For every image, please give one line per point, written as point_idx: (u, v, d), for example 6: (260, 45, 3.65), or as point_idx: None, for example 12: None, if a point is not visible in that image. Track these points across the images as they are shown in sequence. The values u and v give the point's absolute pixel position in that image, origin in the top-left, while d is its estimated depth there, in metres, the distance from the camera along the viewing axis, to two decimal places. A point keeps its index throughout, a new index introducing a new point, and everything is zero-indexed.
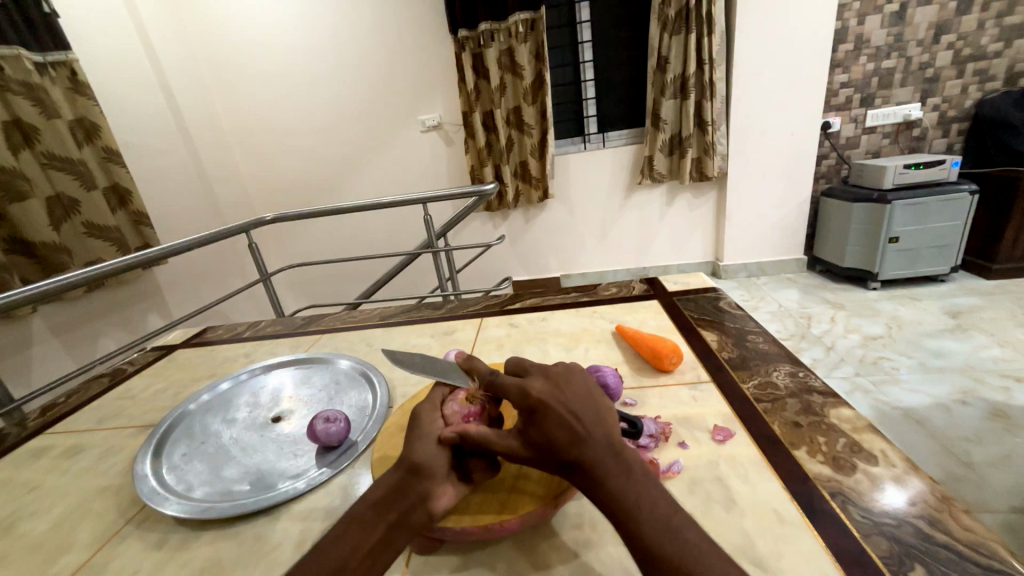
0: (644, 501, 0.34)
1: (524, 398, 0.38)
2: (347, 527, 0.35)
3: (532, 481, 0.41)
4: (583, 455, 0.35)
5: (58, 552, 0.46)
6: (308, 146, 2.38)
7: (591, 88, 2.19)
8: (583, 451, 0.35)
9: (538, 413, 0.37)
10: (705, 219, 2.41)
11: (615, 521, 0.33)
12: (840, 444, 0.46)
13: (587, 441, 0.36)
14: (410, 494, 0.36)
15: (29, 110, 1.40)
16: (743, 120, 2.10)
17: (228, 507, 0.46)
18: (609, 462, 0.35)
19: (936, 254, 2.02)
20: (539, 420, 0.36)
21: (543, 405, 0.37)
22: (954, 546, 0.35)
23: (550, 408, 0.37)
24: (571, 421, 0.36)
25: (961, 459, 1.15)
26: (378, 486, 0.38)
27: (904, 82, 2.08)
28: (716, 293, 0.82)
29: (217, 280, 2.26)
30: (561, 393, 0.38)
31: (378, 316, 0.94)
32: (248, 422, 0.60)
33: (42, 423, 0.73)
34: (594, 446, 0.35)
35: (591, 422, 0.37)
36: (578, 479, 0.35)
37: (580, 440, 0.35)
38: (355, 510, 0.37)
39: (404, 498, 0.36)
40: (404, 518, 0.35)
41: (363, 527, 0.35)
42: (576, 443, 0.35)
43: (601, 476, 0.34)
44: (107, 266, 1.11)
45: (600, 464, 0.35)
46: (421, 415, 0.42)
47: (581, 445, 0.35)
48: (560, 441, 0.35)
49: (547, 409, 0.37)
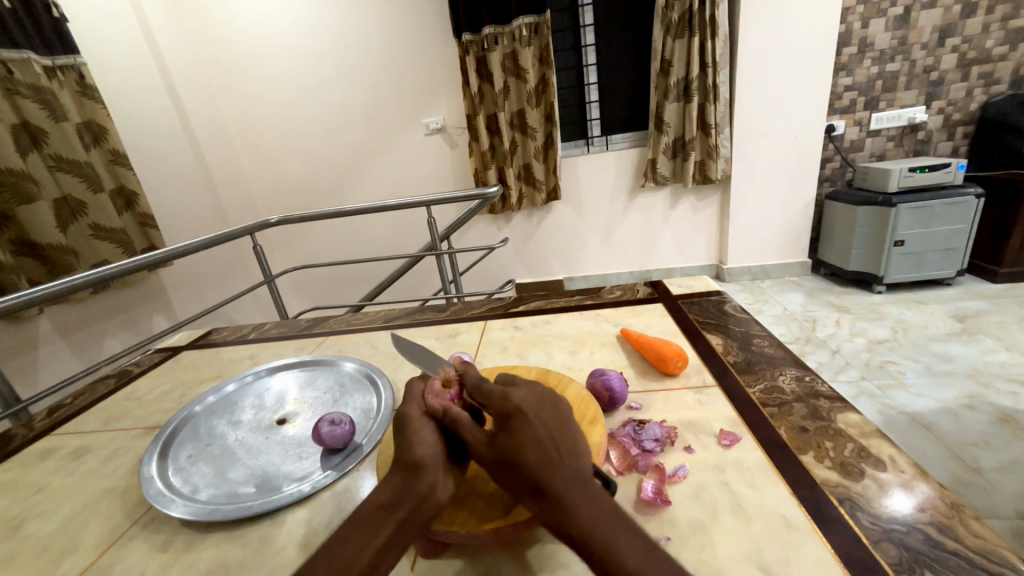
0: (612, 528, 0.32)
1: (502, 412, 0.39)
2: (353, 530, 0.35)
3: None
4: (551, 477, 0.34)
5: (64, 553, 0.46)
6: (312, 149, 2.39)
7: (595, 91, 2.20)
8: (551, 474, 0.34)
9: (510, 429, 0.37)
10: (708, 222, 2.41)
11: (584, 554, 0.32)
12: (848, 450, 0.45)
13: (556, 464, 0.35)
14: (413, 493, 0.36)
15: (38, 113, 1.42)
16: (747, 123, 2.10)
17: (233, 509, 0.46)
18: (578, 490, 0.34)
19: (941, 257, 2.01)
20: (511, 437, 0.36)
21: (517, 421, 0.37)
22: (964, 553, 0.34)
23: (523, 425, 0.37)
24: (543, 440, 0.36)
25: (969, 465, 1.13)
26: (383, 487, 0.37)
27: (908, 85, 2.08)
28: (720, 296, 0.82)
29: (222, 282, 2.27)
30: (536, 412, 0.38)
31: (382, 319, 0.94)
32: (254, 425, 0.60)
33: (49, 423, 0.74)
34: (562, 470, 0.35)
35: (562, 445, 0.36)
36: (542, 505, 0.34)
37: (550, 462, 0.35)
38: (361, 511, 0.36)
39: (409, 498, 0.36)
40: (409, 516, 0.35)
41: (369, 528, 0.35)
42: (544, 465, 0.35)
43: (566, 501, 0.33)
44: (114, 268, 1.12)
45: (568, 490, 0.33)
46: (412, 412, 0.41)
47: (550, 467, 0.35)
48: (529, 460, 0.35)
49: (520, 425, 0.37)
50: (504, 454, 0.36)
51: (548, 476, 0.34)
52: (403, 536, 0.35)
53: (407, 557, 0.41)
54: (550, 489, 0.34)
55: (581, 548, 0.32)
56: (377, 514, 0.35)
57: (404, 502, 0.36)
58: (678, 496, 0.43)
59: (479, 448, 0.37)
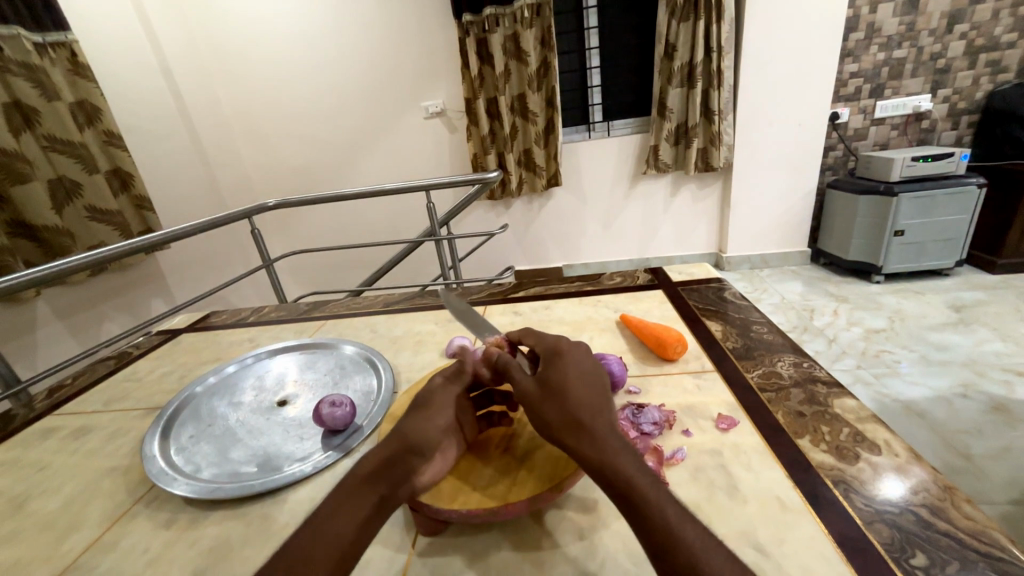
0: (647, 474, 0.35)
1: (555, 362, 0.44)
2: (339, 503, 0.37)
3: (539, 467, 0.42)
4: (592, 420, 0.38)
5: (69, 530, 0.47)
6: (309, 132, 2.36)
7: (597, 75, 2.16)
8: (593, 417, 0.38)
9: (559, 372, 0.42)
10: (709, 210, 2.40)
11: (612, 487, 0.34)
12: (843, 434, 0.46)
13: (597, 411, 0.39)
14: (395, 471, 0.39)
15: (30, 92, 1.39)
16: (752, 110, 2.07)
17: (235, 488, 0.46)
18: (613, 435, 0.37)
19: (941, 248, 2.01)
20: (559, 380, 0.41)
21: (566, 369, 0.42)
22: (954, 534, 0.35)
23: (575, 374, 0.42)
24: (583, 386, 0.41)
25: (960, 451, 1.15)
26: (370, 460, 0.39)
27: (915, 72, 2.05)
28: (720, 283, 0.82)
29: (220, 265, 2.26)
30: (581, 364, 0.43)
31: (382, 303, 0.94)
32: (255, 405, 0.60)
33: (49, 404, 0.74)
34: (603, 415, 0.38)
35: (600, 392, 0.41)
36: (575, 436, 0.37)
37: (600, 412, 0.38)
38: (346, 485, 0.38)
39: (394, 476, 0.38)
40: (391, 494, 0.38)
41: (354, 501, 0.36)
42: (589, 408, 0.38)
43: (603, 443, 0.36)
44: (111, 250, 1.11)
45: (609, 432, 0.37)
46: (436, 398, 0.45)
47: (591, 409, 0.38)
48: (575, 400, 0.39)
49: (565, 371, 0.43)
50: (550, 391, 0.40)
51: (589, 417, 0.38)
52: (381, 511, 0.37)
53: (409, 527, 0.42)
54: (590, 428, 0.37)
55: (617, 492, 0.34)
56: (361, 489, 0.37)
57: (386, 483, 0.38)
58: (676, 477, 0.43)
59: (527, 388, 0.42)
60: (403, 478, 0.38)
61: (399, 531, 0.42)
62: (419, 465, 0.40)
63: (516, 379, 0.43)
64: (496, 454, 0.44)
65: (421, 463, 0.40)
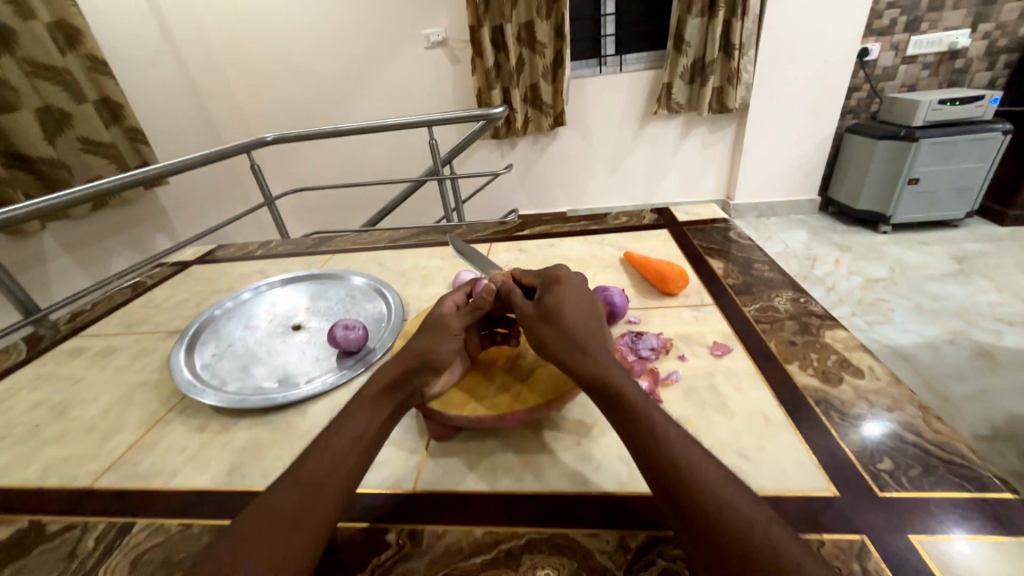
0: (635, 387, 0.37)
1: (554, 287, 0.46)
2: (356, 406, 0.40)
3: (541, 381, 0.45)
4: (587, 339, 0.40)
5: (111, 432, 0.51)
6: (304, 62, 2.23)
7: (611, 1, 2.00)
8: (586, 338, 0.41)
9: (556, 298, 0.44)
10: (721, 154, 2.32)
11: (601, 397, 0.37)
12: (831, 360, 0.48)
13: (591, 332, 0.41)
14: (409, 384, 0.42)
15: (3, 8, 1.30)
16: (776, 44, 1.94)
17: (259, 399, 0.50)
18: (605, 353, 0.39)
19: (954, 197, 1.97)
20: (557, 305, 0.44)
21: (564, 294, 0.45)
22: (920, 443, 0.39)
23: (571, 299, 0.44)
24: (579, 311, 0.43)
25: (939, 393, 1.21)
26: (384, 373, 0.42)
27: (957, 3, 1.89)
28: (726, 224, 0.82)
29: (221, 203, 2.24)
30: (577, 292, 0.46)
31: (387, 238, 0.94)
32: (271, 329, 0.63)
33: (73, 328, 0.77)
34: (596, 336, 0.41)
35: (594, 316, 0.44)
36: (571, 353, 0.40)
37: (594, 333, 0.41)
38: (364, 392, 0.41)
39: (408, 387, 0.42)
40: (405, 402, 0.42)
41: (371, 407, 0.40)
42: (585, 329, 0.41)
43: (596, 360, 0.39)
44: (112, 182, 1.09)
45: (602, 350, 0.40)
46: (454, 323, 0.46)
47: (587, 331, 0.41)
48: (572, 323, 0.42)
49: (564, 297, 0.45)
50: (548, 315, 0.43)
51: (584, 336, 0.41)
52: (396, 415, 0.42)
53: (423, 431, 0.46)
54: (584, 345, 0.40)
55: (605, 399, 0.37)
56: (376, 397, 0.41)
57: (400, 394, 0.42)
58: (669, 395, 0.47)
59: (527, 312, 0.45)
60: (415, 389, 0.43)
61: (413, 436, 0.46)
62: (427, 379, 0.43)
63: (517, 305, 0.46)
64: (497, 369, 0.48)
65: (429, 377, 0.43)
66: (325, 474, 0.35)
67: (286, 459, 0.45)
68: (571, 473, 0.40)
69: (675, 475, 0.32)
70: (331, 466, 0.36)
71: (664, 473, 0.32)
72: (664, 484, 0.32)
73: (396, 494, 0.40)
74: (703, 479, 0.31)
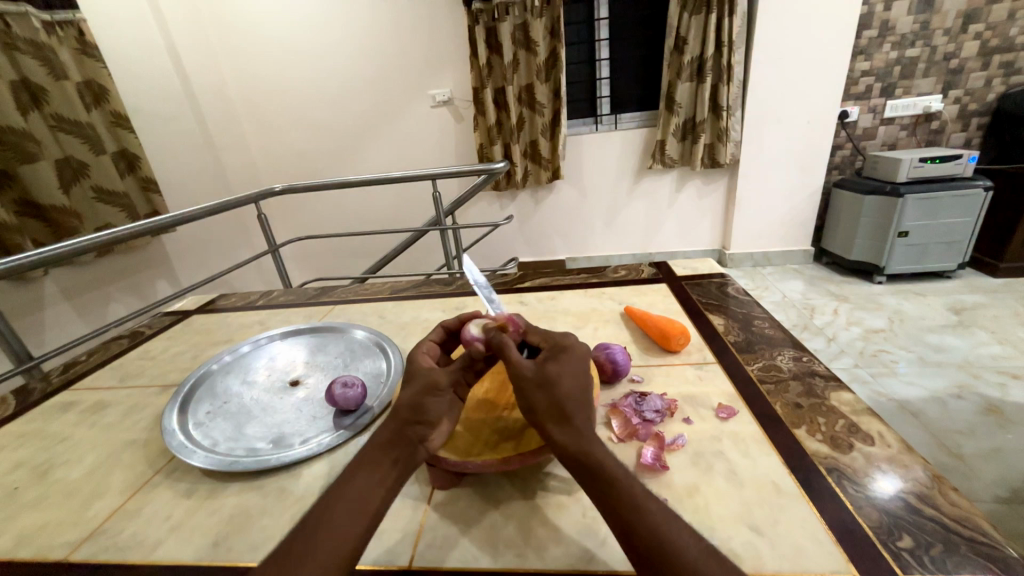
0: (619, 465, 0.36)
1: (556, 352, 0.43)
2: (359, 466, 0.39)
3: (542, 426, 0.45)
4: (575, 413, 0.39)
5: (93, 496, 0.49)
6: (317, 118, 2.35)
7: (606, 67, 2.15)
8: (577, 411, 0.39)
9: (558, 364, 0.41)
10: (714, 205, 2.39)
11: (583, 474, 0.36)
12: (839, 425, 0.47)
13: (582, 404, 0.39)
14: (408, 438, 0.40)
15: (37, 70, 1.39)
16: (760, 105, 2.06)
17: (251, 462, 0.48)
18: (590, 427, 0.38)
19: (945, 250, 2.01)
20: (557, 371, 0.41)
21: (567, 360, 0.42)
22: (940, 518, 0.37)
23: (567, 368, 0.41)
24: (577, 384, 0.40)
25: (952, 451, 1.17)
26: (381, 430, 0.41)
27: (927, 72, 2.04)
28: (723, 279, 0.83)
29: (226, 249, 2.28)
30: (582, 363, 0.43)
31: (389, 290, 0.95)
32: (268, 385, 0.62)
33: (65, 379, 0.76)
34: (584, 409, 0.39)
35: (589, 388, 0.41)
36: (559, 427, 0.38)
37: (581, 406, 0.39)
38: (367, 448, 0.40)
39: (407, 441, 0.40)
40: (408, 456, 0.40)
41: (372, 464, 0.39)
42: (576, 401, 0.39)
43: (581, 434, 0.38)
44: (120, 231, 1.12)
45: (587, 426, 0.38)
46: (438, 378, 0.44)
47: (579, 403, 0.39)
48: (565, 392, 0.40)
49: (563, 365, 0.42)
50: (546, 380, 0.40)
51: (573, 407, 0.39)
52: (401, 475, 0.39)
53: (422, 495, 0.45)
54: (572, 419, 0.38)
55: (588, 477, 0.36)
56: (377, 453, 0.39)
57: (401, 446, 0.40)
58: (676, 462, 0.45)
59: (524, 372, 0.40)
60: (413, 442, 0.41)
61: (412, 503, 0.44)
62: (426, 432, 0.41)
63: (514, 362, 0.41)
64: (492, 421, 0.46)
65: (428, 430, 0.42)
66: (324, 542, 0.34)
67: (276, 528, 0.43)
68: (577, 549, 0.37)
69: (660, 557, 0.31)
70: (331, 534, 0.34)
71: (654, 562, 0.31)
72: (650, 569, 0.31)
73: (390, 572, 0.38)
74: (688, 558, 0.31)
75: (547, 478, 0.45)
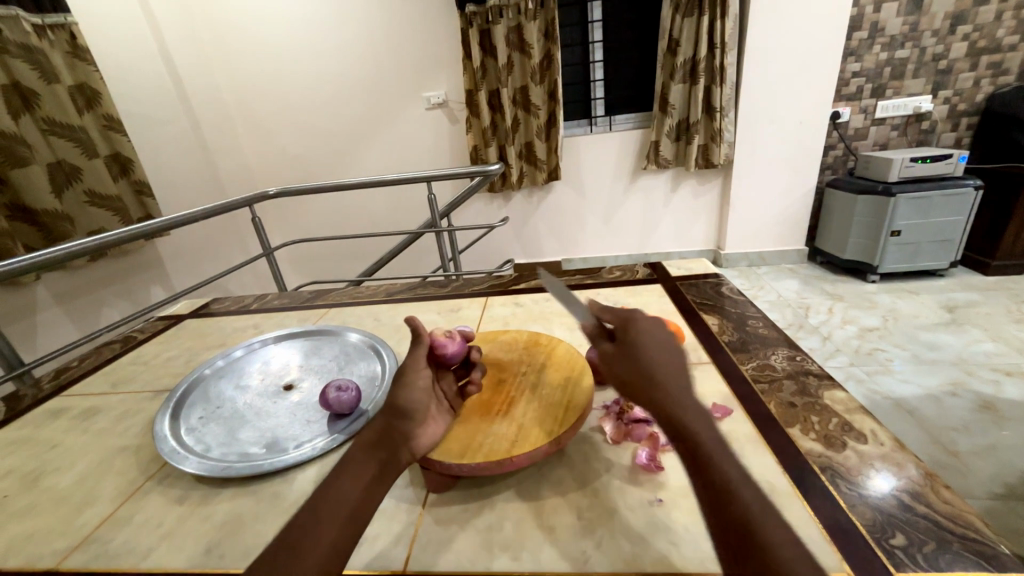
0: (714, 436, 0.35)
1: (634, 328, 0.42)
2: (344, 467, 0.39)
3: (536, 427, 0.44)
4: (665, 379, 0.38)
5: (84, 504, 0.49)
6: (310, 120, 2.35)
7: (599, 69, 2.16)
8: (666, 373, 0.38)
9: (640, 337, 0.41)
10: (709, 205, 2.40)
11: (677, 442, 0.35)
12: (832, 424, 0.48)
13: (672, 371, 0.38)
14: (393, 438, 0.41)
15: (28, 74, 1.38)
16: (753, 106, 2.08)
17: (244, 467, 0.48)
18: (684, 393, 0.37)
19: (937, 248, 2.03)
20: (640, 344, 0.40)
21: (648, 333, 0.42)
22: (932, 516, 0.37)
23: (647, 337, 0.41)
24: (661, 353, 0.40)
25: (947, 448, 1.18)
26: (367, 431, 0.42)
27: (917, 73, 2.06)
28: (717, 279, 0.84)
29: (219, 253, 2.26)
30: (661, 335, 0.42)
31: (384, 292, 0.95)
32: (261, 389, 0.62)
33: (56, 385, 0.75)
34: (672, 375, 0.38)
35: (675, 355, 0.40)
36: (650, 394, 0.37)
37: (668, 375, 0.38)
38: (352, 450, 0.40)
39: (391, 440, 0.40)
40: (392, 455, 0.40)
41: (358, 465, 0.39)
42: (664, 369, 0.38)
43: (670, 401, 0.36)
44: (112, 235, 1.11)
45: (679, 392, 0.37)
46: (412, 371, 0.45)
47: (667, 370, 0.38)
48: (651, 361, 0.39)
49: (645, 338, 0.41)
50: (631, 353, 0.40)
51: (661, 375, 0.38)
52: (387, 474, 0.39)
53: (416, 498, 0.44)
54: (663, 386, 0.37)
55: (680, 443, 0.35)
56: (364, 454, 0.39)
57: (386, 446, 0.40)
58: (671, 463, 0.45)
59: (608, 352, 0.42)
60: (396, 441, 0.41)
61: (406, 506, 0.44)
62: (410, 430, 0.42)
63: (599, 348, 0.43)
64: (487, 421, 0.46)
65: (412, 429, 0.42)
66: (308, 546, 0.33)
67: (268, 534, 0.42)
68: (573, 551, 0.37)
69: (748, 529, 0.30)
70: (316, 536, 0.34)
71: (739, 533, 0.30)
72: (738, 543, 0.29)
73: None
74: (772, 537, 0.29)
75: (542, 481, 0.45)
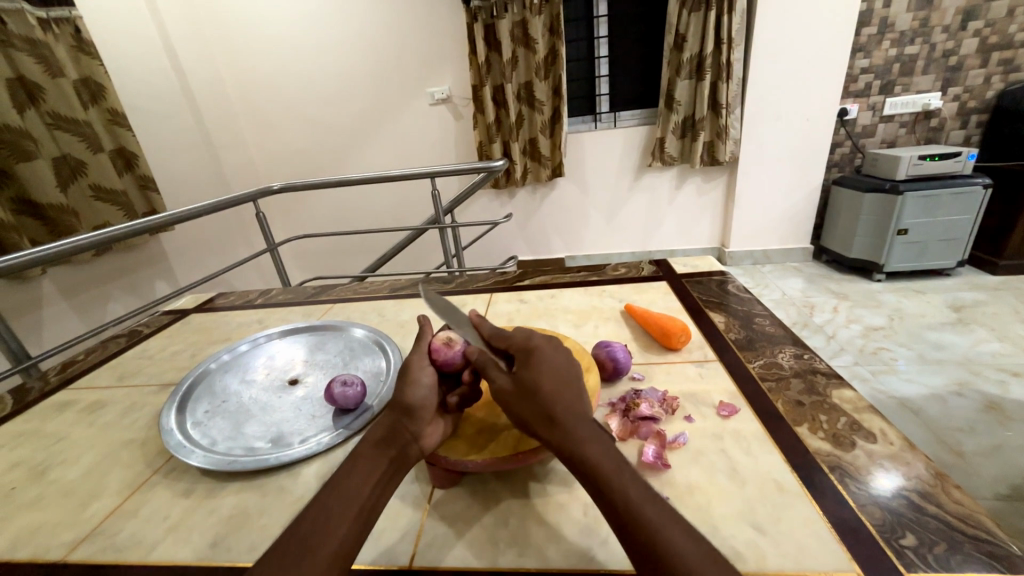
0: (619, 465, 0.34)
1: (527, 357, 0.42)
2: (354, 463, 0.39)
3: None
4: (563, 411, 0.37)
5: (91, 497, 0.49)
6: (315, 115, 2.34)
7: (604, 64, 2.14)
8: (562, 404, 0.37)
9: (532, 368, 0.40)
10: (714, 202, 2.39)
11: (586, 480, 0.34)
12: (841, 423, 0.47)
13: (569, 402, 0.38)
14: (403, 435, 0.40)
15: (34, 67, 1.38)
16: (760, 103, 2.06)
17: (249, 461, 0.48)
18: (583, 423, 0.36)
19: (944, 247, 2.01)
20: (533, 374, 0.40)
21: (539, 361, 0.41)
22: (942, 516, 0.37)
23: (541, 364, 0.41)
24: (558, 382, 0.39)
25: (953, 448, 1.17)
26: (377, 427, 0.42)
27: (926, 69, 2.03)
28: (723, 276, 0.83)
29: (223, 248, 2.27)
30: (555, 360, 0.42)
31: (388, 288, 0.95)
32: (267, 384, 0.62)
33: (62, 379, 0.76)
34: (570, 405, 0.38)
35: (569, 380, 0.40)
36: (551, 430, 0.36)
37: (563, 407, 0.37)
38: (361, 446, 0.40)
39: (400, 438, 0.40)
40: (402, 453, 0.40)
41: (368, 461, 0.39)
42: (560, 402, 0.38)
43: (574, 436, 0.36)
44: (118, 229, 1.11)
45: (579, 424, 0.36)
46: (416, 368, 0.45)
47: (564, 402, 0.38)
48: (547, 393, 0.38)
49: (539, 366, 0.41)
50: (525, 387, 0.39)
51: (560, 407, 0.37)
52: (395, 471, 0.39)
53: (421, 494, 0.44)
54: (561, 420, 0.36)
55: (586, 478, 0.34)
56: (374, 452, 0.39)
57: (395, 443, 0.40)
58: (677, 461, 0.45)
59: (503, 386, 0.40)
60: (406, 438, 0.41)
61: (411, 502, 0.43)
62: (420, 427, 0.41)
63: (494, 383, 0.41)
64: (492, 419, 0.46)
65: (421, 425, 0.42)
66: (318, 540, 0.33)
67: (273, 529, 0.42)
68: (577, 548, 0.37)
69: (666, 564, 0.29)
70: (326, 533, 0.34)
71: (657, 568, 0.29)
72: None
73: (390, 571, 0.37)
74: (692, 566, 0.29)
75: (546, 477, 0.45)
